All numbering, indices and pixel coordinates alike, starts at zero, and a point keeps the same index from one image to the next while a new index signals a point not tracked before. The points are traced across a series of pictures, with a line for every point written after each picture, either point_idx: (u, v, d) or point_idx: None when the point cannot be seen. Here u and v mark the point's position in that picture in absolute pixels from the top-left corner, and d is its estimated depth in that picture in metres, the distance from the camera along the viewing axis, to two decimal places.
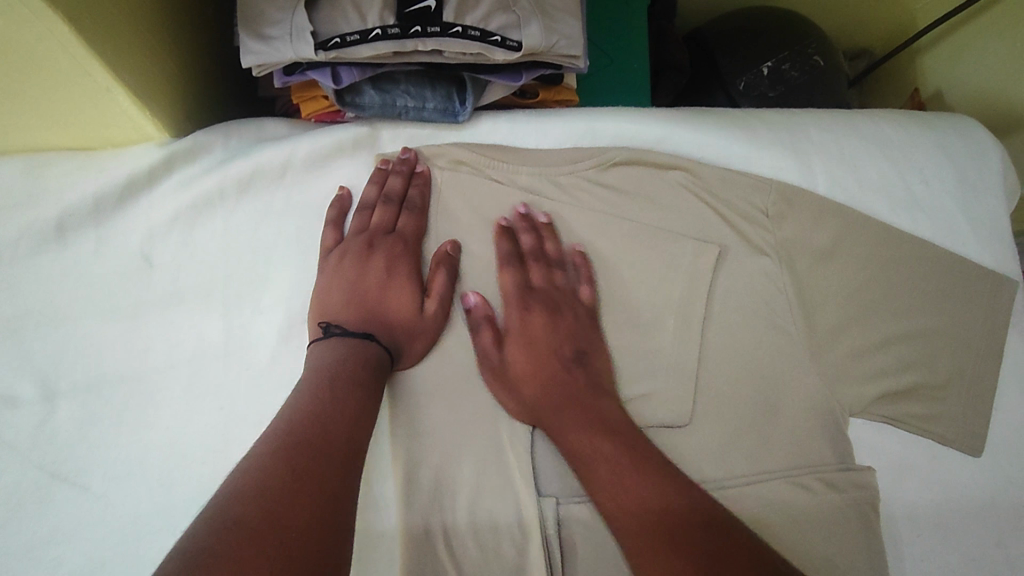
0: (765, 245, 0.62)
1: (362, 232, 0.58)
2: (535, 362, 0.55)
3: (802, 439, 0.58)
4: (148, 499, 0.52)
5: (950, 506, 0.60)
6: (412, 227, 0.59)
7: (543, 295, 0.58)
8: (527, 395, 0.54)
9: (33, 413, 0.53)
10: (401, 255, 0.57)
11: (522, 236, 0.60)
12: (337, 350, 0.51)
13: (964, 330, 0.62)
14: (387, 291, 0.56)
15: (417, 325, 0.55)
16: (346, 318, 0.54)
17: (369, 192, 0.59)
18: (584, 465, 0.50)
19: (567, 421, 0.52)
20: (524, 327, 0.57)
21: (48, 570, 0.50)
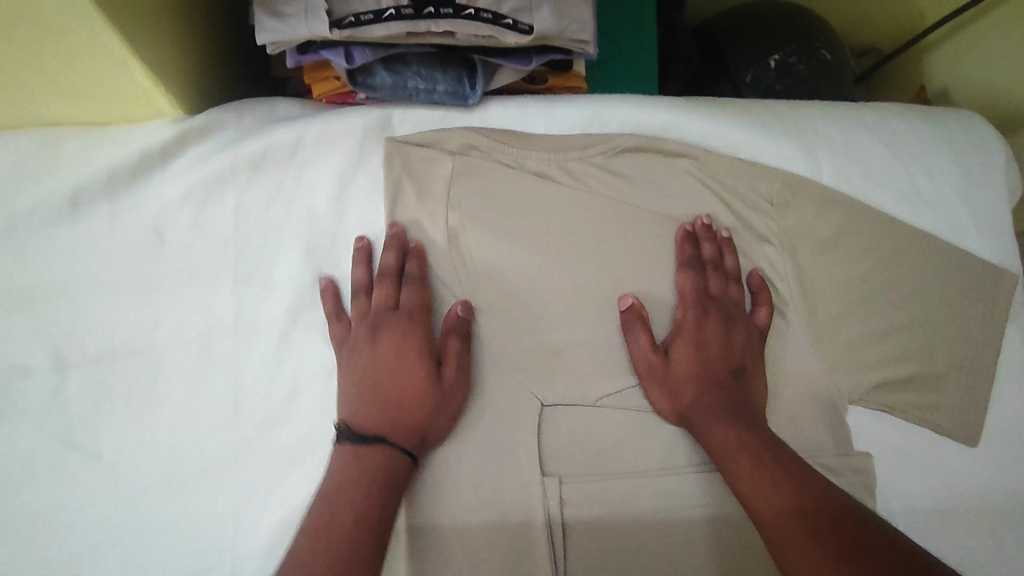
0: (769, 234, 0.63)
1: (369, 317, 0.55)
2: (700, 366, 0.56)
3: (801, 425, 0.59)
4: (159, 469, 0.53)
5: (946, 494, 0.60)
6: (416, 299, 0.56)
7: (721, 303, 0.59)
8: (686, 396, 0.56)
9: (47, 383, 0.54)
10: (410, 335, 0.54)
11: (705, 244, 0.61)
12: (338, 469, 0.49)
13: (964, 322, 0.63)
14: (403, 369, 0.53)
15: (435, 390, 0.53)
16: (362, 421, 0.51)
17: (361, 274, 0.57)
18: (727, 466, 0.52)
19: (716, 420, 0.54)
20: (699, 331, 0.58)
21: (60, 536, 0.51)
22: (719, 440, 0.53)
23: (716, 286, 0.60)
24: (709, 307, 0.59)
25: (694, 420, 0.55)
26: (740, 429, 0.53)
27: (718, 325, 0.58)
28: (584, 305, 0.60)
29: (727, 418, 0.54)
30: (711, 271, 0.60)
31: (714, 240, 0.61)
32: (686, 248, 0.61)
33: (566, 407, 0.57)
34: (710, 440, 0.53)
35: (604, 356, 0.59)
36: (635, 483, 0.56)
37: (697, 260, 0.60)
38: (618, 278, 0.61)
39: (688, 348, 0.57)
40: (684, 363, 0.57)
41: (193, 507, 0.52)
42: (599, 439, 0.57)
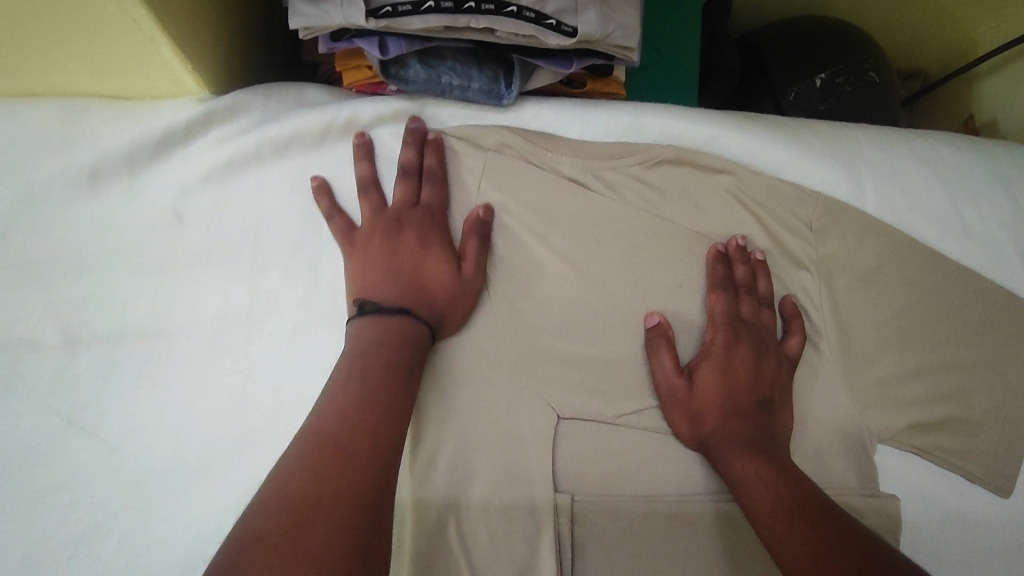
0: (806, 259, 0.60)
1: (390, 208, 0.56)
2: (726, 395, 0.54)
3: (827, 462, 0.56)
4: (161, 455, 0.52)
5: (976, 547, 0.57)
6: (437, 198, 0.57)
7: (753, 327, 0.57)
8: (707, 424, 0.53)
9: (55, 359, 0.52)
10: (435, 229, 0.55)
11: (738, 266, 0.59)
12: (359, 345, 0.49)
13: (1004, 366, 0.60)
14: (424, 260, 0.54)
15: (452, 279, 0.54)
16: (383, 293, 0.52)
17: (364, 168, 0.57)
18: (766, 529, 0.48)
19: (750, 466, 0.50)
20: (728, 357, 0.55)
21: (57, 515, 0.50)
22: (755, 493, 0.49)
23: (746, 309, 0.58)
24: (738, 332, 0.56)
25: (720, 458, 0.52)
26: (779, 483, 0.49)
27: (748, 351, 0.56)
28: (609, 320, 0.58)
29: (763, 471, 0.50)
30: (743, 294, 0.58)
31: (747, 261, 0.59)
32: (718, 268, 0.58)
33: (583, 423, 0.55)
34: (745, 493, 0.50)
35: (626, 374, 0.57)
36: (650, 507, 0.54)
37: (730, 281, 0.58)
38: (645, 295, 0.58)
39: (712, 373, 0.55)
40: (709, 390, 0.54)
41: (194, 497, 0.51)
42: (615, 458, 0.55)
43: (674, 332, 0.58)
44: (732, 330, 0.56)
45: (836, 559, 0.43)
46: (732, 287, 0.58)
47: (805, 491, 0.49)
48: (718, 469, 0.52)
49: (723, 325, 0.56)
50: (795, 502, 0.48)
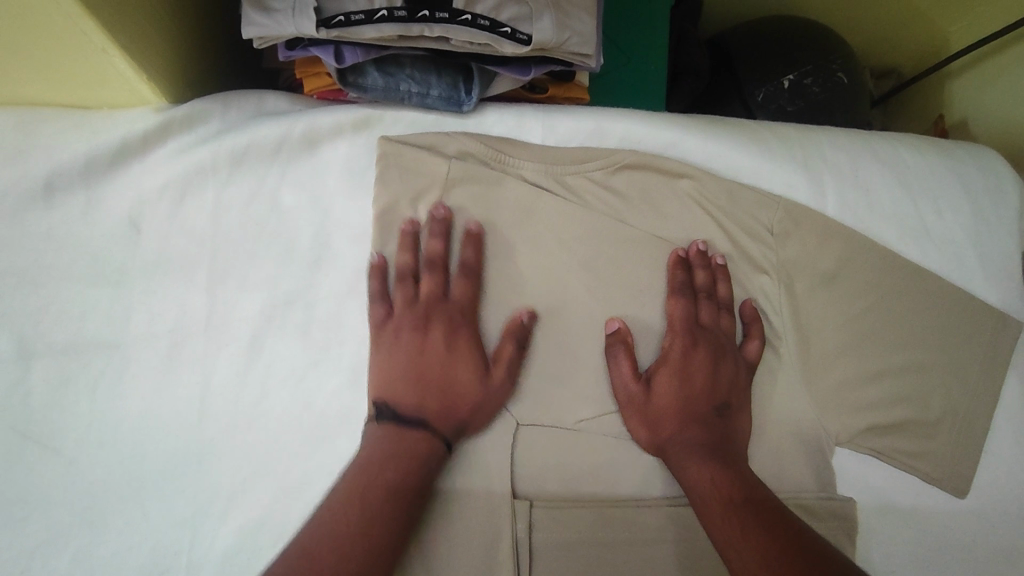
0: (766, 264, 0.61)
1: (414, 304, 0.55)
2: (682, 401, 0.55)
3: (785, 465, 0.57)
4: (119, 467, 0.52)
5: (932, 546, 0.58)
6: (466, 294, 0.56)
7: (711, 332, 0.57)
8: (664, 428, 0.54)
9: (8, 371, 0.52)
10: (462, 335, 0.55)
11: (698, 272, 0.59)
12: (379, 446, 0.50)
13: (962, 368, 0.61)
14: (449, 368, 0.53)
15: (471, 369, 0.54)
16: (401, 402, 0.52)
17: (405, 259, 0.56)
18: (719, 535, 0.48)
19: (706, 472, 0.51)
20: (686, 362, 0.56)
21: (14, 529, 0.50)
22: (709, 499, 0.50)
23: (705, 314, 0.58)
24: (697, 338, 0.57)
25: (677, 464, 0.53)
26: (733, 490, 0.50)
27: (706, 357, 0.56)
28: (570, 327, 0.58)
29: (719, 479, 0.50)
30: (702, 300, 0.58)
31: (708, 267, 0.59)
32: (678, 273, 0.59)
33: (543, 427, 0.56)
34: (699, 499, 0.50)
35: (587, 380, 0.57)
36: (607, 512, 0.54)
37: (689, 287, 0.58)
38: (606, 302, 0.59)
39: (671, 379, 0.55)
40: (666, 396, 0.55)
41: (154, 507, 0.51)
42: (575, 463, 0.55)
43: (634, 340, 0.58)
44: (692, 336, 0.57)
45: (784, 567, 0.43)
46: (692, 292, 0.58)
47: (756, 496, 0.49)
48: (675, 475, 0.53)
49: (683, 330, 0.57)
50: (748, 509, 0.48)
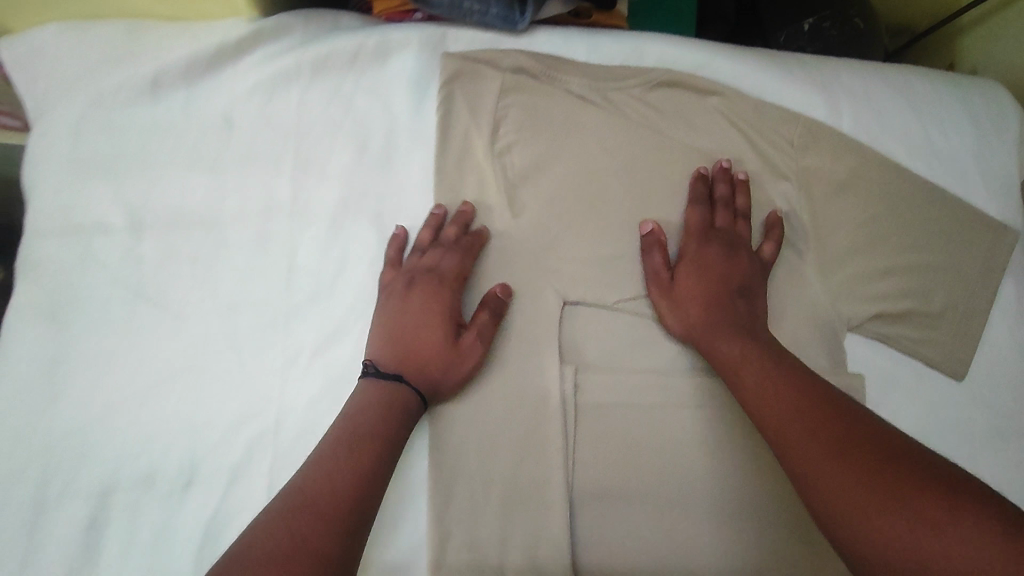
0: (789, 171, 0.67)
1: (408, 269, 0.60)
2: (709, 288, 0.60)
3: (804, 345, 0.63)
4: (218, 324, 0.59)
5: (932, 423, 0.65)
6: (453, 268, 0.60)
7: (725, 233, 0.63)
8: (691, 314, 0.60)
9: (123, 239, 0.60)
10: (443, 299, 0.60)
11: (719, 185, 0.65)
12: (360, 398, 0.55)
13: (963, 268, 0.67)
14: (422, 328, 0.58)
15: (445, 323, 0.59)
16: (384, 361, 0.57)
17: (418, 254, 0.61)
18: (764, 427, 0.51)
19: (742, 365, 0.55)
20: (702, 257, 0.62)
21: (132, 370, 0.58)
22: (750, 389, 0.53)
23: (721, 220, 0.64)
24: (711, 239, 0.63)
25: (707, 346, 0.58)
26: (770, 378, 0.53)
27: (720, 252, 0.62)
28: (610, 222, 0.65)
29: (755, 367, 0.54)
30: (721, 206, 0.64)
31: (729, 181, 0.65)
32: (698, 186, 0.65)
33: (586, 305, 0.63)
34: (740, 388, 0.54)
35: (624, 269, 0.64)
36: (641, 377, 0.62)
37: (706, 196, 0.65)
38: (642, 201, 0.66)
39: (692, 271, 0.62)
40: (694, 285, 0.61)
41: (248, 361, 0.59)
42: (614, 335, 0.63)
43: (667, 238, 0.65)
44: (709, 237, 0.63)
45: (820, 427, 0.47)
46: (710, 201, 0.65)
47: (785, 365, 0.54)
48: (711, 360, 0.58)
49: (698, 233, 0.63)
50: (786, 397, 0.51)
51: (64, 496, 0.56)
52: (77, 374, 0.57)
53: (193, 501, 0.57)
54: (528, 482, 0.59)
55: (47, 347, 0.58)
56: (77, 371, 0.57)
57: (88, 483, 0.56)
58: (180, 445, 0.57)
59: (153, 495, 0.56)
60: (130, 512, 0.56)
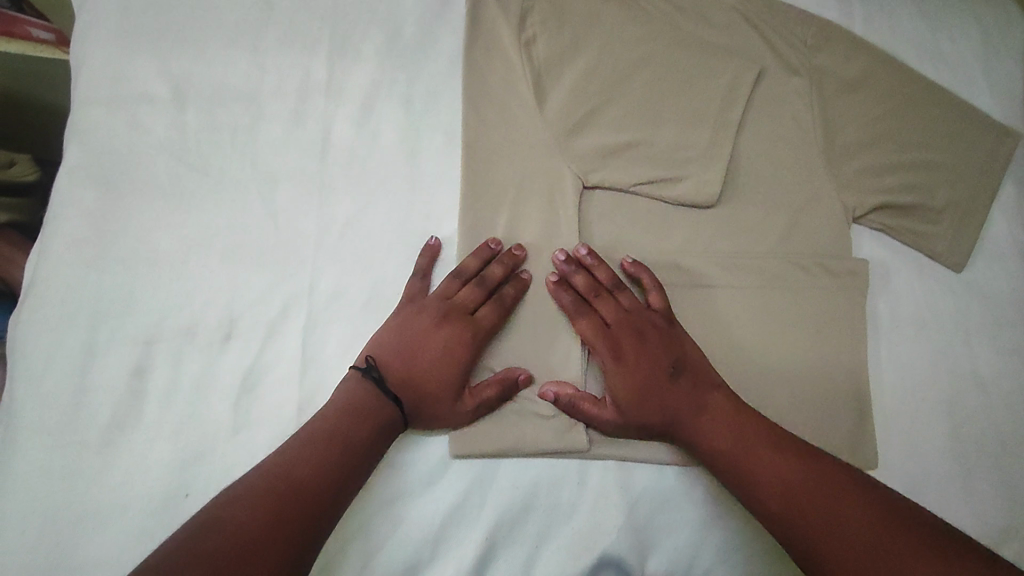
0: (800, 67, 0.70)
1: (445, 299, 0.60)
2: (642, 387, 0.59)
3: (810, 232, 0.67)
4: (255, 192, 0.63)
5: (929, 311, 0.68)
6: (487, 322, 0.60)
7: (645, 321, 0.61)
8: (649, 395, 0.59)
9: (169, 110, 0.64)
10: (465, 344, 0.59)
11: (599, 270, 0.63)
12: (356, 393, 0.57)
13: (968, 166, 0.70)
14: (436, 367, 0.58)
15: (455, 368, 0.58)
16: (390, 373, 0.58)
17: (449, 287, 0.61)
18: (739, 474, 0.55)
19: (711, 423, 0.57)
20: (636, 364, 0.60)
21: (175, 230, 0.62)
22: (720, 449, 0.56)
23: (626, 306, 0.62)
24: (640, 317, 0.61)
25: (653, 420, 0.58)
26: (736, 434, 0.56)
27: (666, 331, 0.61)
28: (630, 113, 0.67)
29: (726, 419, 0.57)
30: (654, 289, 0.62)
31: (588, 270, 0.63)
32: (602, 273, 0.62)
33: (605, 191, 0.66)
34: (709, 445, 0.57)
35: (641, 156, 0.66)
36: (655, 258, 0.65)
37: (595, 286, 0.62)
38: (660, 93, 0.68)
39: (630, 375, 0.59)
40: (635, 364, 0.60)
41: (283, 227, 0.62)
42: (633, 219, 0.66)
43: (564, 206, 0.64)
44: (645, 336, 0.61)
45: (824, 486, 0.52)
46: (595, 288, 0.62)
47: (770, 431, 0.57)
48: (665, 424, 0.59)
49: (651, 328, 0.61)
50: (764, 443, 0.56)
51: (113, 342, 0.59)
52: (124, 231, 0.61)
53: (231, 353, 0.59)
54: (546, 347, 0.62)
55: (98, 205, 0.61)
56: (124, 229, 0.61)
57: (134, 331, 0.59)
58: (220, 301, 0.60)
59: (195, 345, 0.59)
60: (172, 360, 0.59)
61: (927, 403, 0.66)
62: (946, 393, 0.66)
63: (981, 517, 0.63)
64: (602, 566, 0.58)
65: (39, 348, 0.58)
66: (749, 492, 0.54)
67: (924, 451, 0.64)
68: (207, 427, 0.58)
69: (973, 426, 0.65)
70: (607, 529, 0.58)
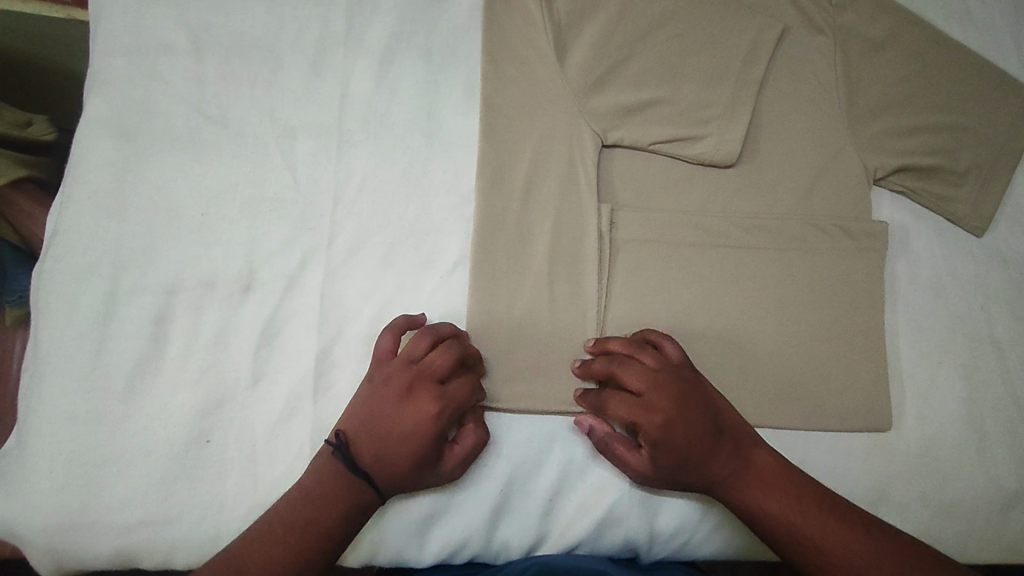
0: (825, 27, 0.69)
1: (415, 366, 0.55)
2: (688, 455, 0.55)
3: (830, 195, 0.67)
4: (273, 146, 0.63)
5: (947, 275, 0.68)
6: (461, 392, 0.55)
7: (675, 378, 0.56)
8: (694, 469, 0.55)
9: (187, 60, 0.64)
10: (435, 418, 0.54)
11: (615, 342, 0.59)
12: (327, 476, 0.53)
13: (993, 130, 0.68)
14: (405, 441, 0.53)
15: (422, 443, 0.53)
16: (359, 445, 0.54)
17: (415, 352, 0.55)
18: (790, 542, 0.52)
19: (762, 490, 0.54)
20: (676, 425, 0.54)
21: (194, 182, 0.62)
22: (787, 519, 0.53)
23: (654, 365, 0.56)
24: (668, 376, 0.56)
25: (688, 478, 0.56)
26: (794, 499, 0.53)
27: (694, 390, 0.56)
28: (650, 71, 0.66)
29: (772, 481, 0.54)
30: (671, 343, 0.58)
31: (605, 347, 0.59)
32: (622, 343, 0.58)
33: (624, 149, 0.66)
34: (761, 512, 0.54)
35: (661, 115, 0.66)
36: (671, 218, 0.64)
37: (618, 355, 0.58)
38: (681, 49, 0.67)
39: (675, 441, 0.54)
40: (680, 432, 0.54)
41: (301, 182, 0.63)
42: (652, 178, 0.66)
43: (581, 165, 0.64)
44: (683, 398, 0.55)
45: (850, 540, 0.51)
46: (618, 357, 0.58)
47: (804, 486, 0.54)
48: (704, 485, 0.56)
49: (687, 387, 0.56)
50: (816, 506, 0.53)
51: (134, 291, 0.59)
52: (143, 182, 0.62)
53: (250, 306, 0.60)
54: (562, 306, 0.62)
55: (118, 155, 0.62)
56: (143, 179, 0.62)
57: (155, 281, 0.60)
58: (239, 253, 0.61)
59: (214, 296, 0.60)
60: (192, 311, 0.60)
61: (943, 367, 0.65)
62: (963, 358, 0.66)
63: (993, 479, 0.63)
64: (614, 520, 0.59)
65: (62, 295, 0.59)
66: (811, 561, 0.51)
67: (938, 419, 0.64)
68: (227, 377, 0.58)
69: (990, 392, 0.65)
70: (619, 485, 0.59)
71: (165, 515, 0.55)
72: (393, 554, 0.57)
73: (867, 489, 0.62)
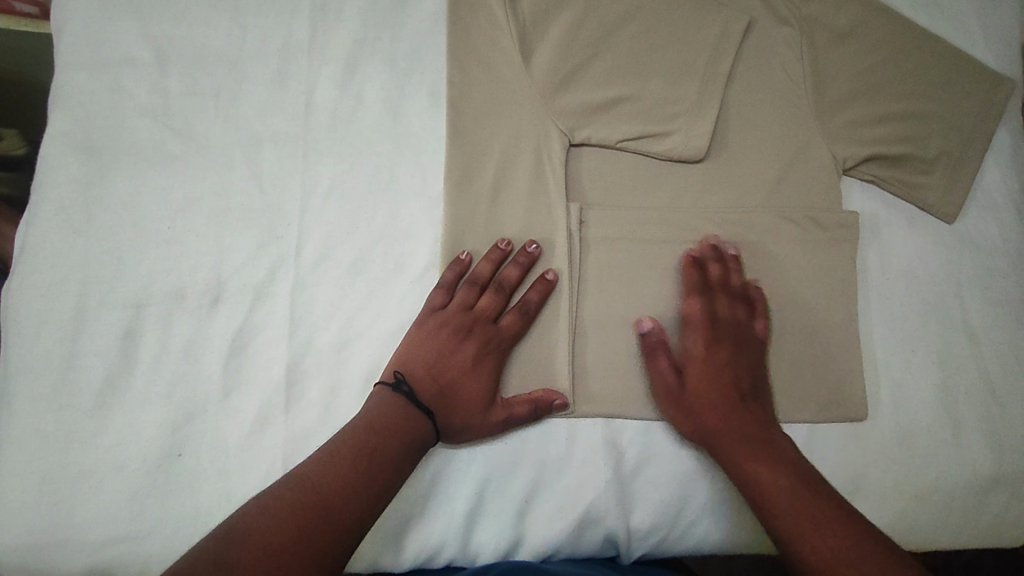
0: (791, 18, 0.68)
1: (468, 311, 0.59)
2: (712, 383, 0.58)
3: (801, 186, 0.67)
4: (240, 156, 0.63)
5: (918, 263, 0.68)
6: (512, 327, 0.60)
7: (729, 326, 0.60)
8: (701, 412, 0.57)
9: (150, 72, 0.64)
10: (491, 354, 0.59)
11: (713, 268, 0.63)
12: (386, 409, 0.54)
13: (960, 115, 0.68)
14: (467, 377, 0.58)
15: (484, 381, 0.58)
16: (419, 383, 0.57)
17: (466, 296, 0.60)
18: (757, 485, 0.52)
19: (774, 454, 0.54)
20: (716, 356, 0.59)
21: (162, 194, 0.62)
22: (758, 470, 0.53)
23: (723, 309, 0.61)
24: (716, 329, 0.60)
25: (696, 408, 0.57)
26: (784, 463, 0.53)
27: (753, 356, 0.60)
28: (615, 68, 0.66)
29: (774, 447, 0.55)
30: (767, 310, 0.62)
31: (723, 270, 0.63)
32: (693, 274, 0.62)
33: (592, 147, 0.66)
34: (740, 465, 0.54)
35: (627, 112, 0.66)
36: (641, 214, 0.64)
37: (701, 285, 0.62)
38: (646, 46, 0.67)
39: (696, 369, 0.59)
40: (723, 366, 0.59)
41: (269, 191, 0.62)
42: (621, 176, 0.66)
43: (550, 164, 0.63)
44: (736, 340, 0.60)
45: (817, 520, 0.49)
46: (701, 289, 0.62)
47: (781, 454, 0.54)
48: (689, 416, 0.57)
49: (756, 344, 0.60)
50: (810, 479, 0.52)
51: (102, 306, 0.59)
52: (110, 195, 0.61)
53: (221, 316, 0.60)
54: None
55: (82, 170, 0.62)
56: (109, 193, 0.61)
57: (124, 295, 0.60)
58: (208, 264, 0.61)
59: (184, 309, 0.60)
60: (163, 324, 0.59)
61: (917, 355, 0.65)
62: (937, 346, 0.66)
63: (970, 466, 0.63)
64: (591, 519, 0.59)
65: (30, 313, 0.58)
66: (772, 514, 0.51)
67: (914, 407, 0.64)
68: (199, 389, 0.58)
69: (965, 379, 0.65)
70: (596, 483, 0.59)
71: (140, 529, 0.55)
72: (367, 563, 0.57)
73: (844, 479, 0.62)
